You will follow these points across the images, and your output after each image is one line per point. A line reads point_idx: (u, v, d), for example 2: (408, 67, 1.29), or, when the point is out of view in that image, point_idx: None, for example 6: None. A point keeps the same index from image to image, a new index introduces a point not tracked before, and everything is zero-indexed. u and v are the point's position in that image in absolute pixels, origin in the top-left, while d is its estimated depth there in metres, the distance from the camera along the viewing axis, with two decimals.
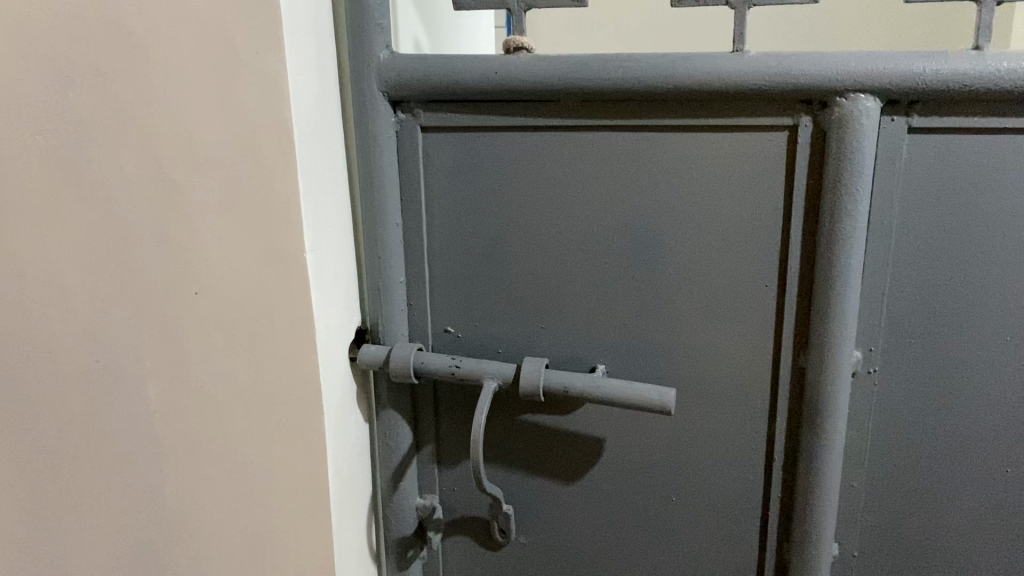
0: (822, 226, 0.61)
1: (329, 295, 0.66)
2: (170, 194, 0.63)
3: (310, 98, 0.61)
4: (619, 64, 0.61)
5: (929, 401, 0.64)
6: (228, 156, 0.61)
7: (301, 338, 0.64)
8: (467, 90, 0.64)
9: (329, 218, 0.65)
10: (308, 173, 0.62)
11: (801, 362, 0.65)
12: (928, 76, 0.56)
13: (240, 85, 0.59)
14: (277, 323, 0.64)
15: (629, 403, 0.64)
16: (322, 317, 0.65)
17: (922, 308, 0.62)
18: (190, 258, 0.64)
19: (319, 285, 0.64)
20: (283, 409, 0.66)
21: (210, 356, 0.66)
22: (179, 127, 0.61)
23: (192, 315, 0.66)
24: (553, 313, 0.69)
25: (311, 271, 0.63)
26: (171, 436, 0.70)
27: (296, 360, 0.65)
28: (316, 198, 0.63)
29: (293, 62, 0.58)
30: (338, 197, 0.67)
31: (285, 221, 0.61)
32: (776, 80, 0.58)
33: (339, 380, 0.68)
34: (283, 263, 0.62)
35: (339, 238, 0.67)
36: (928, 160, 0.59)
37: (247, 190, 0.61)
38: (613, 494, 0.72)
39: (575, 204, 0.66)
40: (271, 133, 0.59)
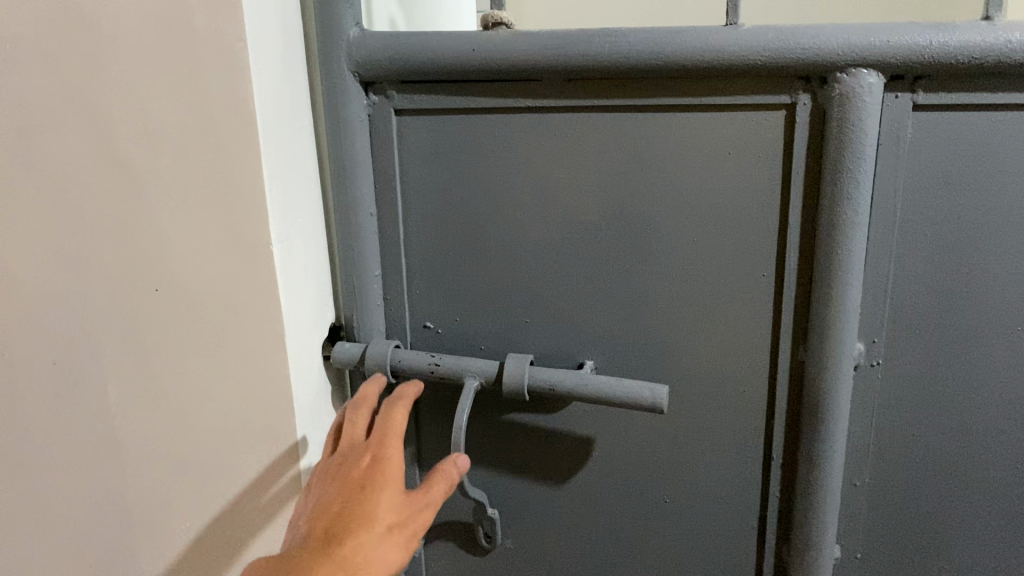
0: (822, 211, 0.57)
1: (300, 289, 0.62)
2: (126, 181, 0.59)
3: (276, 77, 0.57)
4: (605, 39, 0.57)
5: (936, 394, 0.61)
6: (187, 141, 0.56)
7: (270, 337, 0.60)
8: (443, 69, 0.60)
9: (298, 207, 0.61)
10: (275, 159, 0.58)
11: (801, 355, 0.61)
12: (936, 48, 0.52)
13: (199, 62, 0.54)
14: (245, 320, 0.60)
15: (620, 401, 0.60)
16: (292, 312, 0.61)
17: (928, 297, 0.59)
18: (149, 251, 0.60)
19: (289, 279, 0.60)
20: (253, 412, 0.62)
21: (174, 356, 0.62)
22: (135, 110, 0.56)
23: (153, 312, 0.61)
24: (538, 306, 0.66)
25: (279, 263, 0.58)
26: (134, 440, 0.66)
27: (266, 359, 0.60)
28: (284, 186, 0.59)
29: (255, 38, 0.54)
30: (309, 185, 0.63)
31: (250, 210, 0.57)
32: (773, 54, 0.54)
33: (312, 381, 0.64)
34: (249, 255, 0.58)
35: (310, 228, 0.63)
36: (934, 139, 0.56)
37: (209, 176, 0.57)
38: (604, 497, 0.69)
39: (560, 190, 0.62)
40: (233, 114, 0.55)
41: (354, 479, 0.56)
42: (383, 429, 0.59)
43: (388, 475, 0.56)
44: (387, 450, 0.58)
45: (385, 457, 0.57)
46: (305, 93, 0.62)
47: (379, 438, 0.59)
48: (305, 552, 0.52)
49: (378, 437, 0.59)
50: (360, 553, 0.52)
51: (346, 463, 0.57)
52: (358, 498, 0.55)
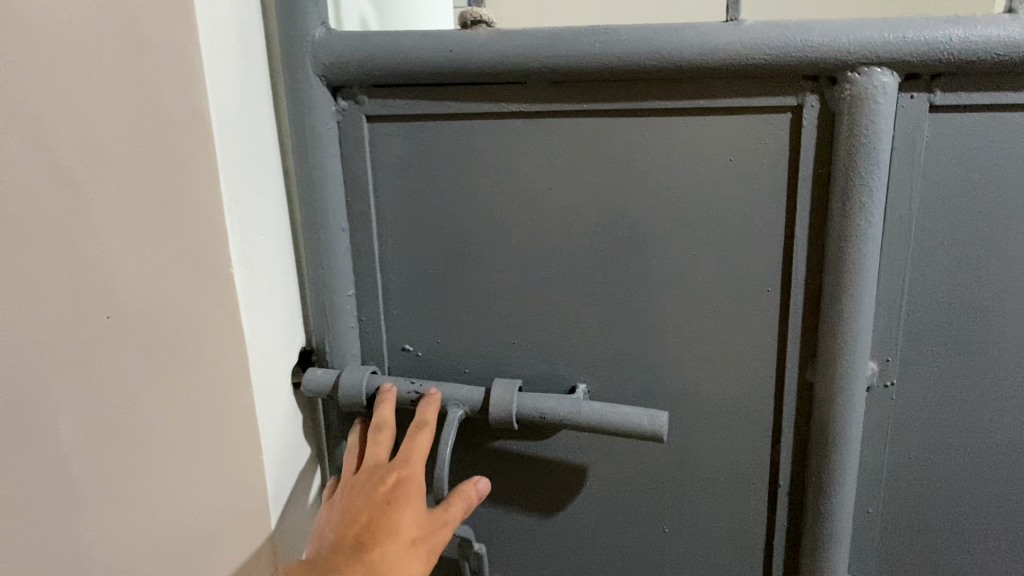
0: (832, 222, 0.53)
1: (265, 315, 0.57)
2: (69, 200, 0.53)
3: (237, 83, 0.52)
4: (594, 38, 0.52)
5: (954, 416, 0.57)
6: (140, 153, 0.51)
7: (232, 365, 0.55)
8: (418, 71, 0.55)
9: (262, 225, 0.56)
10: (234, 171, 0.52)
11: (809, 376, 0.57)
12: (957, 45, 0.48)
13: (145, 68, 0.49)
14: (206, 349, 0.55)
15: (617, 429, 0.56)
16: (256, 339, 0.55)
17: (945, 313, 0.55)
18: (97, 275, 0.55)
19: (252, 306, 0.55)
20: (218, 448, 0.57)
21: (130, 388, 0.57)
22: (77, 120, 0.51)
23: (103, 341, 0.56)
24: (525, 326, 0.61)
25: (242, 289, 0.53)
26: (87, 481, 0.60)
27: (230, 392, 0.55)
28: (246, 203, 0.54)
29: (211, 42, 0.49)
30: (275, 200, 0.58)
31: (207, 228, 0.52)
32: (777, 52, 0.50)
33: (280, 412, 0.59)
34: (208, 279, 0.53)
35: (276, 247, 0.58)
36: (952, 143, 0.51)
37: (162, 193, 0.52)
38: (598, 528, 0.64)
39: (545, 202, 0.58)
40: (187, 126, 0.50)
41: (379, 492, 0.53)
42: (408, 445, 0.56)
43: (412, 489, 0.54)
44: (412, 468, 0.55)
45: (409, 473, 0.54)
46: (268, 99, 0.57)
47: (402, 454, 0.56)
48: (331, 559, 0.49)
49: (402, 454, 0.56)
50: (385, 564, 0.49)
51: (371, 477, 0.55)
52: (383, 510, 0.52)
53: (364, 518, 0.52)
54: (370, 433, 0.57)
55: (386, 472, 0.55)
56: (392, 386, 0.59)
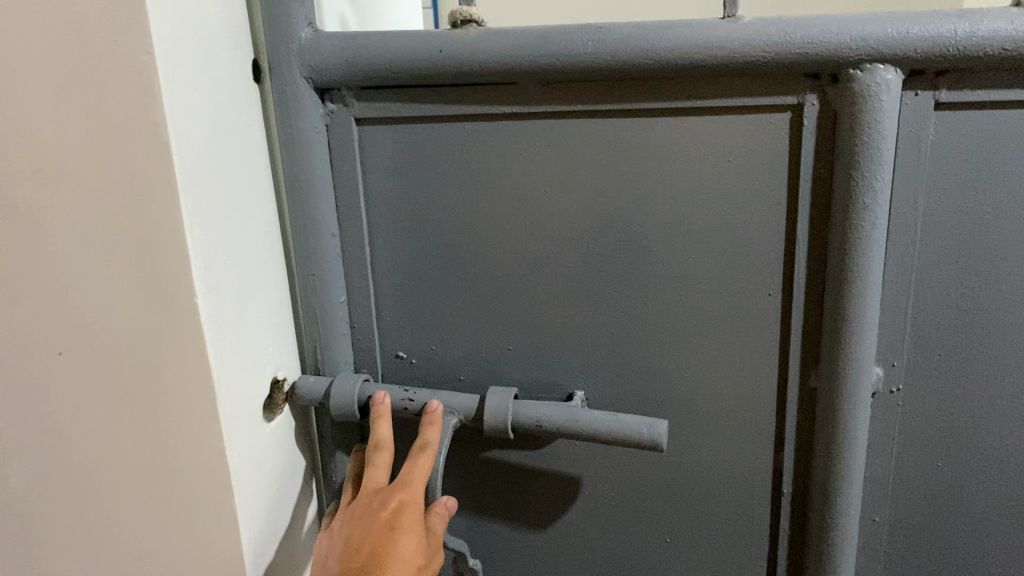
0: (834, 225, 0.52)
1: (237, 346, 0.52)
2: (22, 228, 0.49)
3: (202, 98, 0.47)
4: (588, 37, 0.51)
5: (962, 421, 0.55)
6: (91, 176, 0.46)
7: (199, 406, 0.50)
8: (408, 73, 0.53)
9: (232, 248, 0.51)
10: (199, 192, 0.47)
11: (813, 382, 0.56)
12: (964, 40, 0.46)
13: (95, 81, 0.44)
14: (172, 386, 0.50)
15: (615, 438, 0.54)
16: (225, 374, 0.50)
17: (952, 316, 0.53)
18: (51, 307, 0.51)
19: (222, 339, 0.50)
20: (186, 493, 0.52)
21: (86, 427, 0.53)
22: (20, 140, 0.47)
23: (57, 378, 0.53)
24: (521, 333, 0.60)
25: (207, 321, 0.48)
26: (44, 522, 0.57)
27: (196, 433, 0.50)
28: (214, 226, 0.49)
29: (169, 52, 0.44)
30: (246, 220, 0.53)
31: (167, 257, 0.47)
32: (777, 50, 0.49)
33: (261, 445, 0.55)
34: (168, 311, 0.48)
35: (248, 271, 0.53)
36: (958, 141, 0.50)
37: (117, 217, 0.47)
38: (598, 537, 0.63)
39: (540, 205, 0.56)
40: (142, 145, 0.45)
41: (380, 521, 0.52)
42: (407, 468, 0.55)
43: (414, 514, 0.53)
44: (413, 492, 0.54)
45: (410, 497, 0.53)
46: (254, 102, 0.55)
47: (402, 477, 0.54)
48: None
49: (402, 477, 0.54)
50: None
51: (372, 504, 0.54)
52: (386, 539, 0.51)
53: (367, 547, 0.51)
54: (369, 455, 0.56)
55: (387, 494, 0.54)
56: (384, 395, 0.57)
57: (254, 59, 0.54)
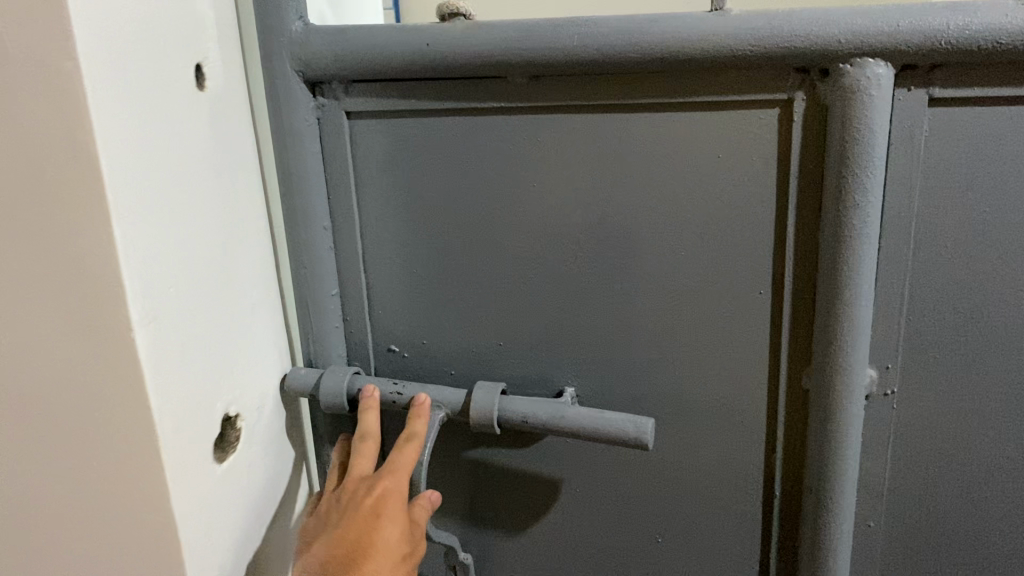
0: (826, 223, 0.51)
1: (186, 379, 0.47)
2: None
3: (147, 108, 0.43)
4: (574, 31, 0.50)
5: (960, 426, 0.54)
6: (17, 200, 0.42)
7: (140, 447, 0.45)
8: (396, 67, 0.53)
9: (180, 271, 0.46)
10: (143, 211, 0.43)
11: (805, 383, 0.55)
12: (957, 33, 0.45)
13: (18, 95, 0.40)
14: (112, 427, 0.45)
15: (602, 435, 0.54)
16: (170, 411, 0.45)
17: (948, 317, 0.52)
18: None
19: (167, 374, 0.45)
20: (133, 541, 0.48)
21: (21, 468, 0.49)
22: None
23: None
24: (511, 328, 0.59)
25: (147, 355, 0.43)
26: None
27: (137, 480, 0.45)
28: (155, 248, 0.44)
29: (98, 56, 0.39)
30: (197, 239, 0.48)
31: (99, 284, 0.42)
32: (764, 44, 0.48)
33: (217, 489, 0.50)
34: (103, 345, 0.43)
35: (199, 296, 0.48)
36: (954, 138, 0.48)
37: (46, 244, 0.42)
38: (589, 535, 0.62)
39: (530, 200, 0.56)
40: (69, 165, 0.40)
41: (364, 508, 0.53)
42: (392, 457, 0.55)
43: (399, 503, 0.53)
44: (396, 480, 0.54)
45: (394, 485, 0.54)
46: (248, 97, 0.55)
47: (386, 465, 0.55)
48: None
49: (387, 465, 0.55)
50: None
51: (356, 490, 0.54)
52: (371, 526, 0.52)
53: (352, 534, 0.52)
54: (354, 445, 0.56)
55: (372, 483, 0.54)
56: (372, 389, 0.58)
57: (198, 63, 0.48)
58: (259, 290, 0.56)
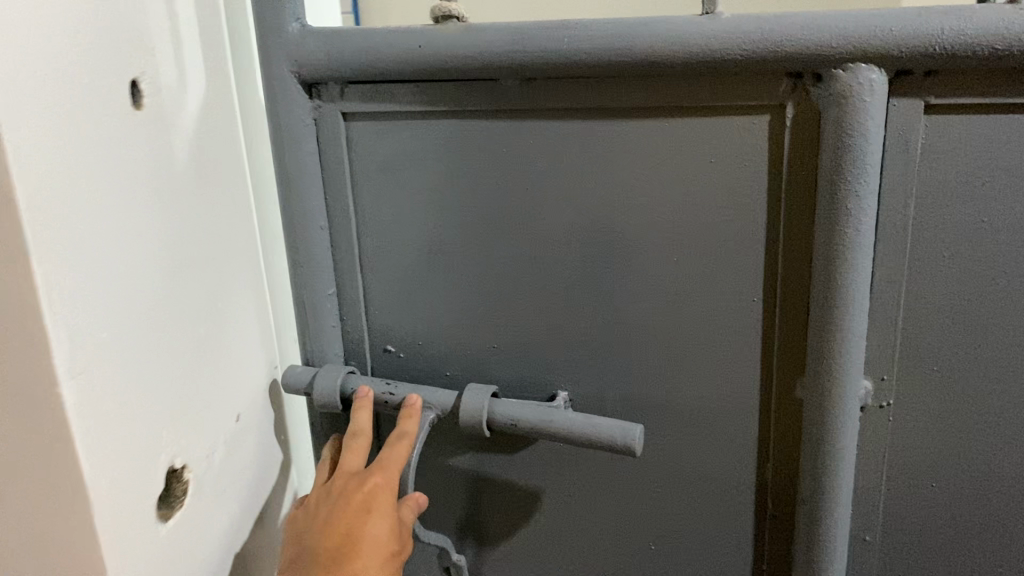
0: (819, 231, 0.50)
1: (120, 426, 0.44)
2: None
3: (88, 131, 0.41)
4: (565, 34, 0.50)
5: (958, 440, 0.52)
6: None
7: (68, 503, 0.42)
8: (390, 69, 0.53)
9: (113, 312, 0.43)
10: (74, 248, 0.40)
11: (799, 393, 0.54)
12: (951, 38, 0.44)
13: None
14: (36, 486, 0.42)
15: (591, 441, 0.54)
16: (103, 465, 0.42)
17: (945, 329, 0.51)
18: None
19: (98, 423, 0.42)
20: None
21: None
22: None
23: None
24: (504, 331, 0.59)
25: (75, 412, 0.40)
26: None
27: (69, 538, 0.43)
28: (90, 288, 0.41)
29: (12, 91, 0.36)
30: (135, 274, 0.45)
31: (22, 332, 0.39)
32: (755, 48, 0.47)
33: (159, 551, 0.47)
34: (21, 399, 0.40)
35: (134, 335, 0.45)
36: (951, 145, 0.47)
37: None
38: (581, 540, 0.62)
39: (523, 203, 0.56)
40: None
41: (354, 503, 0.53)
42: (383, 454, 0.55)
43: (389, 498, 0.54)
44: (387, 476, 0.54)
45: (384, 481, 0.54)
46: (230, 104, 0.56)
47: (377, 461, 0.55)
48: None
49: (378, 461, 0.55)
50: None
51: (347, 485, 0.54)
52: (361, 520, 0.52)
53: (341, 527, 0.52)
54: (346, 441, 0.56)
55: (362, 477, 0.54)
56: (367, 389, 0.58)
57: (134, 78, 0.45)
58: (234, 295, 0.56)
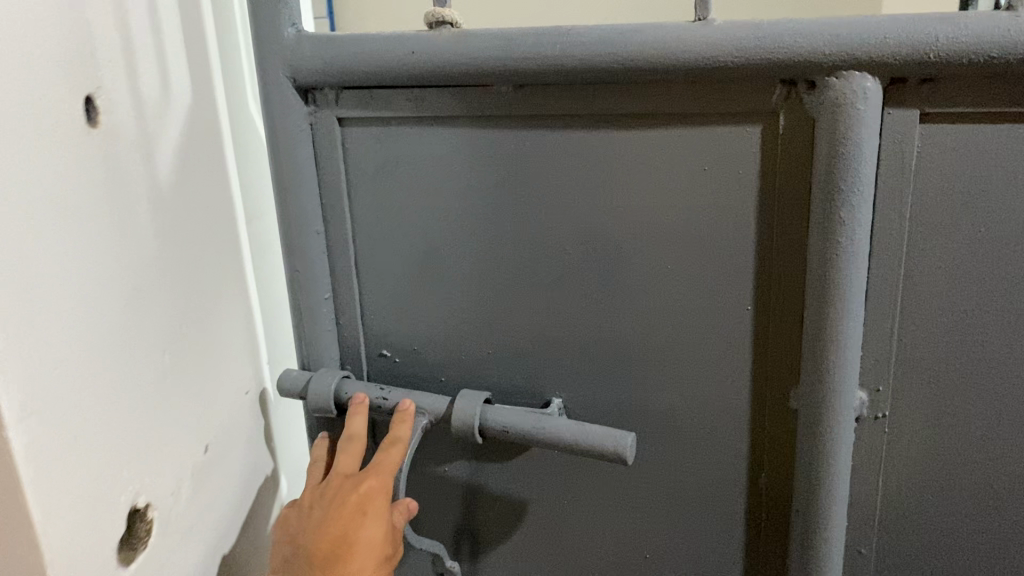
0: (813, 240, 0.49)
1: (75, 453, 0.45)
2: None
3: (37, 159, 0.42)
4: (557, 40, 0.50)
5: (956, 453, 0.52)
6: None
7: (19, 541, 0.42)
8: (384, 74, 0.53)
9: (65, 338, 0.44)
10: (19, 287, 0.41)
11: (793, 403, 0.53)
12: (945, 46, 0.43)
13: None
14: None
15: (582, 449, 0.53)
16: (55, 498, 0.43)
17: (942, 341, 0.50)
18: None
19: (49, 457, 0.43)
20: None
21: None
22: None
23: None
24: (499, 337, 0.59)
25: (23, 453, 0.41)
26: None
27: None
28: (38, 322, 0.42)
29: None
30: (89, 298, 0.46)
31: None
32: (747, 55, 0.47)
33: None
34: None
35: (89, 359, 0.46)
36: (948, 153, 0.46)
37: None
38: (576, 547, 0.62)
39: (517, 209, 0.56)
40: None
41: (349, 505, 0.52)
42: (379, 457, 0.55)
43: (384, 500, 0.53)
44: (382, 480, 0.54)
45: (379, 485, 0.54)
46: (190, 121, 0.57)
47: (373, 464, 0.55)
48: None
49: (374, 465, 0.54)
50: None
51: (341, 487, 0.54)
52: (355, 522, 0.52)
53: (336, 529, 0.51)
54: (341, 443, 0.56)
55: (356, 479, 0.54)
56: (363, 396, 0.58)
57: (88, 95, 0.46)
58: (196, 309, 0.57)
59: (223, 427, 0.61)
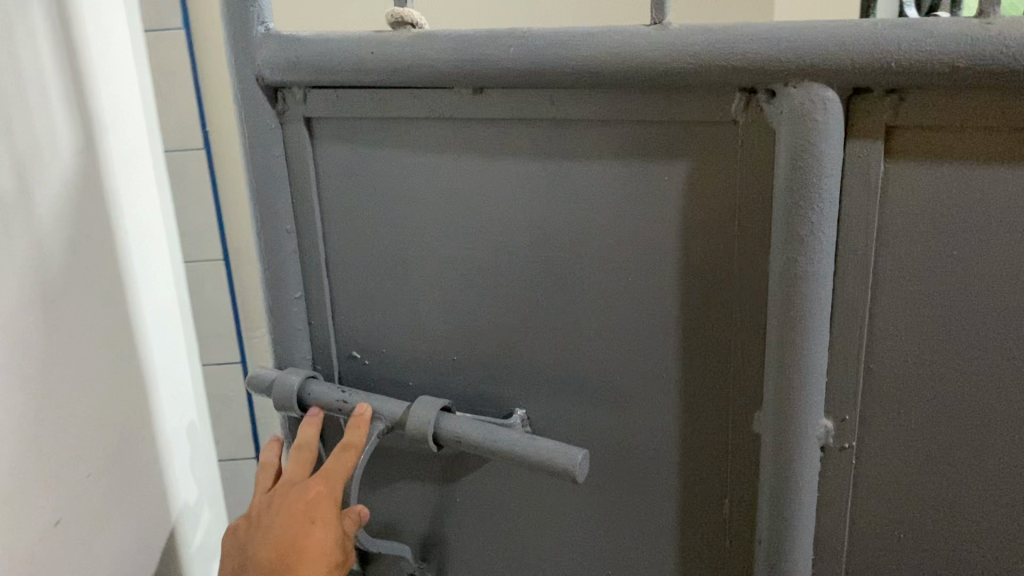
0: (773, 259, 0.46)
1: None
2: None
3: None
4: (511, 43, 0.48)
5: (929, 491, 0.48)
6: None
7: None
8: (347, 75, 0.53)
9: None
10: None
11: (755, 428, 0.50)
12: (907, 54, 0.40)
13: None
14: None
15: (531, 463, 0.52)
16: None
17: (912, 371, 0.46)
18: None
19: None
20: None
21: None
22: None
23: None
24: (464, 345, 0.58)
25: None
26: None
27: None
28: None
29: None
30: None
31: None
32: (699, 60, 0.44)
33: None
34: None
35: None
36: (919, 169, 0.43)
37: None
38: (541, 561, 0.60)
39: (478, 214, 0.54)
40: None
41: (297, 514, 0.53)
42: (327, 464, 0.55)
43: (330, 507, 0.54)
44: (330, 487, 0.54)
45: (327, 491, 0.54)
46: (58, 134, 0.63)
47: (321, 472, 0.55)
48: None
49: (321, 472, 0.55)
50: None
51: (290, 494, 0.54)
52: (303, 531, 0.52)
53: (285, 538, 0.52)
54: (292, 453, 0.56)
55: (305, 485, 0.54)
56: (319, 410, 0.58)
57: None
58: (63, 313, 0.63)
59: (84, 494, 0.65)
